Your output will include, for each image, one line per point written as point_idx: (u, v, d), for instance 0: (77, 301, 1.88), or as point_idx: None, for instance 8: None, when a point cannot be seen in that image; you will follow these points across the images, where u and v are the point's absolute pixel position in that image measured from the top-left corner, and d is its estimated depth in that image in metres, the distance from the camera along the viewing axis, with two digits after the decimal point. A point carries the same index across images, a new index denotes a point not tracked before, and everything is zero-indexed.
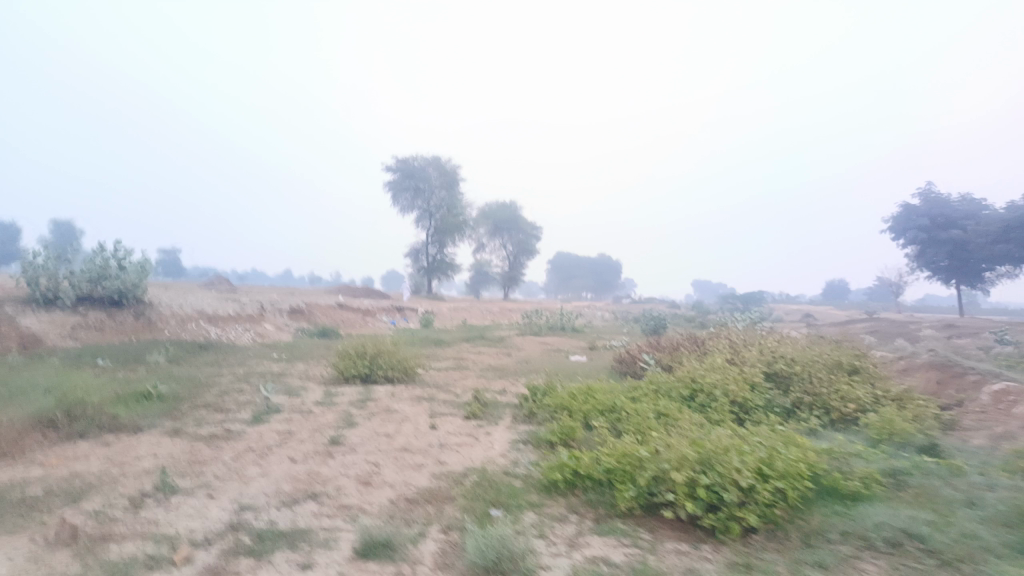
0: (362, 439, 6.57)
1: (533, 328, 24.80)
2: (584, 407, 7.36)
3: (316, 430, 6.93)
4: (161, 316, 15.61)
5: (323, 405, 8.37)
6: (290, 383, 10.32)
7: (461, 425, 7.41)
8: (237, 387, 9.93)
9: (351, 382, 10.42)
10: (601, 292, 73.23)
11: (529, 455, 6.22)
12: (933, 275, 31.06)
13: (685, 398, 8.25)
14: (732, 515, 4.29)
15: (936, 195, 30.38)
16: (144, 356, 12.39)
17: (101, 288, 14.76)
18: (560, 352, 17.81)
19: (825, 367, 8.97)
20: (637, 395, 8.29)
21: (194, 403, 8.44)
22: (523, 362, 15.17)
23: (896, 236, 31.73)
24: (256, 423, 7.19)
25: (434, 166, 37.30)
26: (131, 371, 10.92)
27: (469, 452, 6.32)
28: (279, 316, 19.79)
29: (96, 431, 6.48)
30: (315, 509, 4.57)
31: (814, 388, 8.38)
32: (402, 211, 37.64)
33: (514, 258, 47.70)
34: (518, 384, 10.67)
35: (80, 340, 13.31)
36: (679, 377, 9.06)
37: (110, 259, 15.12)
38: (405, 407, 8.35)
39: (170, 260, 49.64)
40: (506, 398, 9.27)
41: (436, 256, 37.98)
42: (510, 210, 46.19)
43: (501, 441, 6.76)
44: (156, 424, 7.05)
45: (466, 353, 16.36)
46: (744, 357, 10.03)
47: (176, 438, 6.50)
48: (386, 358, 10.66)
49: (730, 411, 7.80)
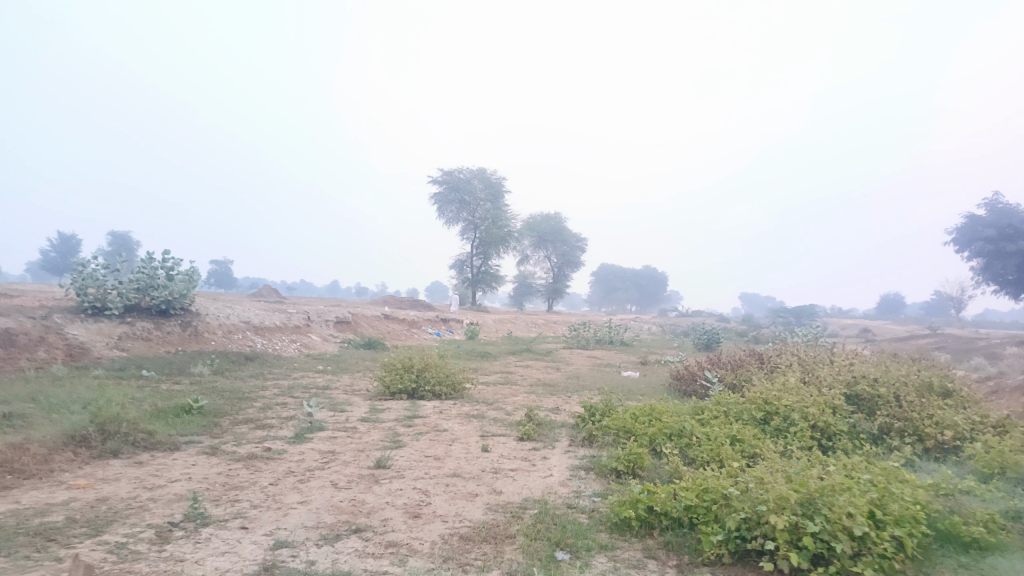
0: (410, 462, 6.06)
1: (580, 341, 24.14)
2: (649, 432, 6.77)
3: (360, 450, 6.45)
4: (208, 326, 15.46)
5: (368, 422, 7.90)
6: (334, 397, 9.90)
7: (514, 448, 6.85)
8: (280, 401, 9.56)
9: (397, 398, 9.95)
10: (646, 304, 72.01)
11: (592, 485, 5.63)
12: (1000, 289, 29.40)
13: (758, 421, 7.57)
14: (845, 569, 3.64)
15: (1003, 205, 28.71)
16: (188, 367, 12.17)
17: (148, 298, 14.69)
18: (610, 367, 17.13)
19: (913, 388, 8.17)
20: (706, 417, 7.63)
21: (235, 418, 8.08)
22: (573, 377, 14.56)
23: (959, 247, 30.21)
24: (297, 442, 6.74)
25: (479, 178, 37.14)
26: (174, 383, 10.67)
27: (527, 479, 5.75)
28: (324, 327, 19.55)
29: (131, 449, 6.12)
30: (358, 548, 4.04)
31: (903, 412, 7.59)
32: (446, 222, 37.52)
33: (558, 269, 47.13)
34: (573, 403, 10.05)
35: (126, 350, 13.19)
36: (749, 397, 8.36)
37: (158, 269, 15.04)
38: (454, 426, 7.82)
39: (221, 271, 50.43)
40: (562, 417, 8.67)
41: (480, 268, 37.61)
42: (555, 223, 45.68)
43: (560, 467, 6.18)
44: (194, 441, 6.66)
45: (514, 367, 15.79)
46: (818, 377, 9.26)
47: (213, 457, 6.08)
48: (433, 373, 10.19)
49: (811, 438, 7.08)
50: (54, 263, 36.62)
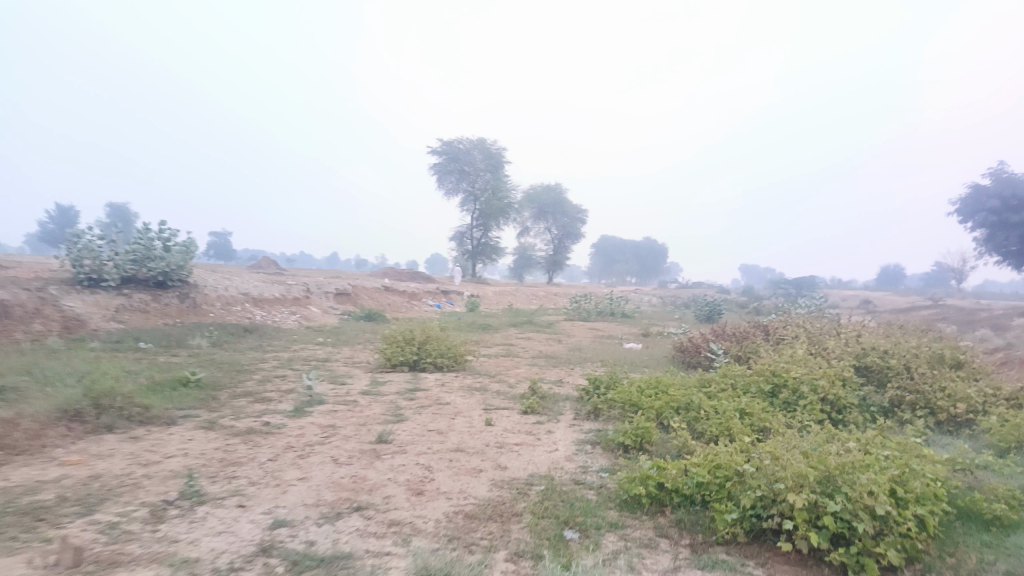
0: (412, 436, 5.91)
1: (581, 312, 23.98)
2: (656, 405, 6.63)
3: (361, 425, 6.30)
4: (206, 298, 15.28)
5: (369, 395, 7.75)
6: (335, 370, 9.76)
7: (519, 422, 6.70)
8: (280, 374, 9.41)
9: (398, 370, 9.81)
10: (646, 276, 71.82)
11: (600, 460, 5.49)
12: (1002, 259, 29.18)
13: (765, 394, 7.43)
14: (866, 549, 3.50)
15: (1009, 175, 28.36)
16: (186, 339, 12.01)
17: (145, 269, 14.50)
18: (612, 338, 16.99)
19: (924, 359, 8.00)
20: (712, 390, 7.49)
21: (233, 391, 7.93)
22: (575, 349, 14.40)
23: (963, 218, 29.92)
24: (297, 416, 6.59)
25: (479, 148, 36.67)
26: (171, 356, 10.52)
27: (532, 454, 5.61)
28: (324, 299, 19.37)
29: (126, 424, 5.97)
30: (360, 527, 3.89)
31: (915, 385, 7.44)
32: (446, 193, 37.15)
33: (559, 241, 46.87)
34: (577, 375, 9.91)
35: (123, 322, 13.03)
36: (756, 369, 8.20)
37: (154, 240, 14.83)
38: (456, 399, 7.67)
39: (220, 243, 50.13)
40: (566, 390, 8.53)
41: (480, 239, 37.33)
42: (555, 194, 45.29)
43: (566, 441, 6.04)
44: (192, 415, 6.52)
45: (515, 339, 15.64)
46: (826, 349, 9.10)
47: (210, 432, 5.94)
48: (435, 345, 10.03)
49: (821, 411, 6.95)
50: (51, 235, 36.38)
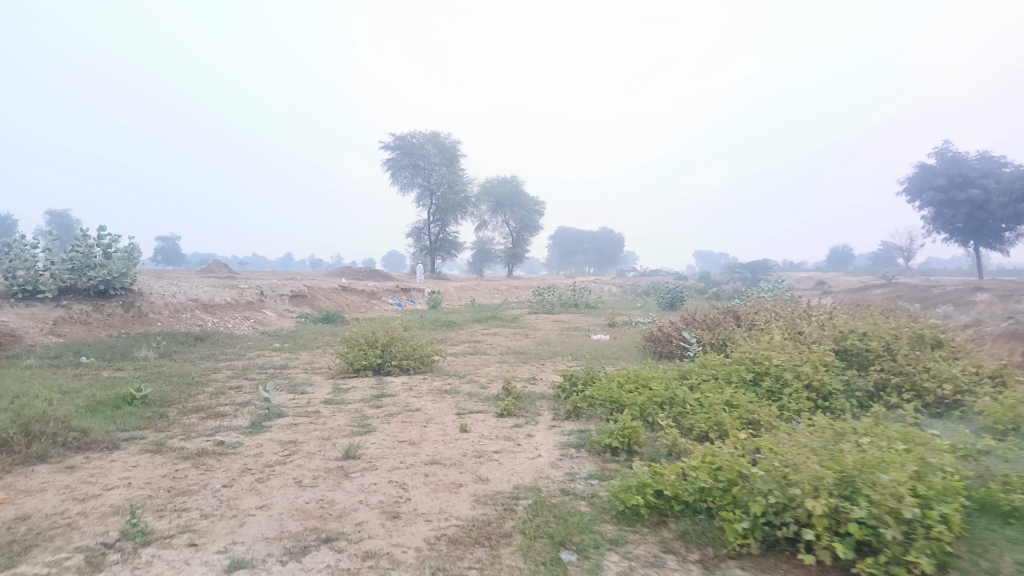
0: (382, 449, 5.44)
1: (545, 305, 23.64)
2: (639, 400, 6.29)
3: (325, 439, 5.80)
4: (153, 306, 14.46)
5: (332, 405, 7.23)
6: (294, 378, 9.19)
7: (495, 426, 6.28)
8: (234, 385, 8.82)
9: (362, 375, 9.29)
10: (604, 265, 72.07)
11: (587, 465, 5.11)
12: (950, 237, 29.79)
13: (748, 383, 7.17)
14: (895, 558, 3.19)
15: (953, 153, 28.99)
16: (132, 351, 11.27)
17: (85, 278, 13.65)
18: (579, 331, 16.68)
19: (905, 340, 7.83)
20: (693, 381, 7.19)
21: (183, 407, 7.34)
22: (543, 343, 14.05)
23: (911, 198, 30.47)
24: (254, 433, 6.06)
25: (432, 142, 36.03)
26: (115, 370, 9.81)
27: (514, 462, 5.19)
28: (279, 302, 18.64)
29: (61, 452, 5.37)
30: (330, 564, 3.42)
31: (899, 366, 7.25)
32: (401, 189, 36.44)
33: (517, 234, 46.51)
34: (549, 371, 9.53)
35: (63, 335, 12.20)
36: (735, 358, 7.94)
37: (94, 246, 13.97)
38: (426, 404, 7.22)
39: (167, 248, 48.52)
40: (541, 388, 8.14)
41: (438, 234, 36.71)
42: (511, 186, 44.92)
43: (548, 446, 5.63)
44: (137, 438, 5.93)
45: (481, 335, 15.21)
46: (803, 333, 8.90)
47: (157, 456, 5.38)
48: (399, 347, 9.54)
49: (807, 398, 6.70)
50: None
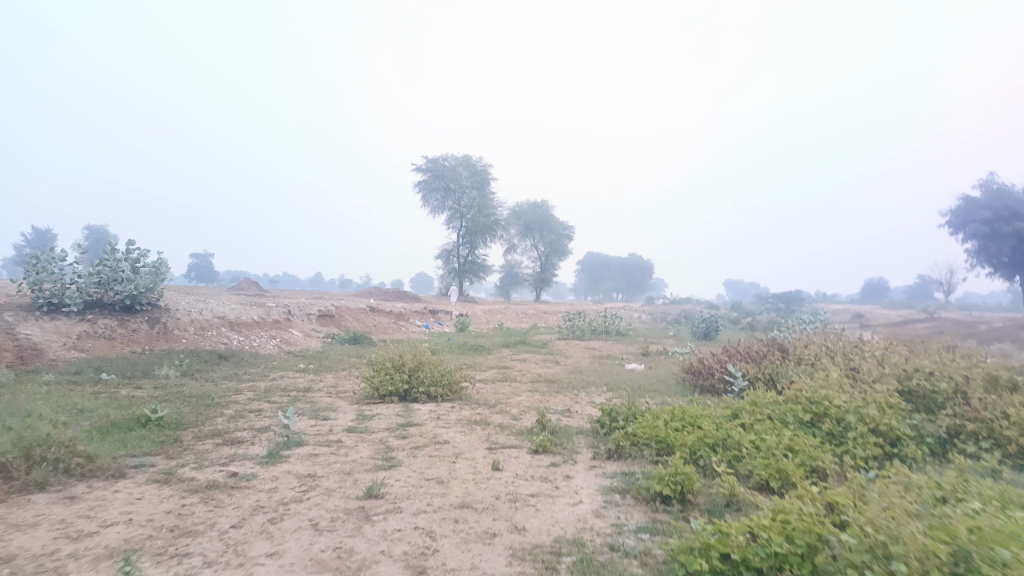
0: (407, 488, 4.94)
1: (575, 331, 23.04)
2: (689, 442, 5.75)
3: (346, 473, 5.33)
4: (178, 323, 14.22)
5: (355, 434, 6.78)
6: (317, 402, 8.76)
7: (530, 465, 5.77)
8: (255, 407, 8.42)
9: (387, 401, 8.84)
10: (633, 292, 71.32)
11: (636, 516, 4.58)
12: (993, 271, 28.79)
13: (805, 425, 6.59)
14: None
15: (998, 186, 27.96)
16: (153, 369, 10.98)
17: (111, 292, 13.42)
18: (611, 359, 16.06)
19: (978, 381, 7.14)
20: (745, 420, 6.63)
21: (199, 431, 6.94)
22: (575, 371, 13.48)
23: (954, 230, 29.40)
24: (270, 463, 5.62)
25: (464, 165, 36.00)
26: (135, 388, 9.48)
27: (553, 509, 4.66)
28: (306, 321, 18.35)
29: (63, 480, 4.97)
30: None
31: (975, 411, 6.57)
32: (431, 211, 36.28)
33: (546, 258, 46.08)
34: (585, 403, 8.98)
35: (85, 350, 11.97)
36: (789, 396, 7.34)
37: (122, 261, 13.77)
38: (455, 436, 6.73)
39: (201, 265, 48.94)
40: (578, 423, 7.60)
41: (467, 257, 36.36)
42: (542, 210, 44.63)
43: (590, 490, 5.11)
44: (145, 466, 5.53)
45: (510, 361, 14.71)
46: (860, 370, 8.25)
47: (164, 488, 4.95)
48: (427, 372, 9.08)
49: (875, 444, 6.09)
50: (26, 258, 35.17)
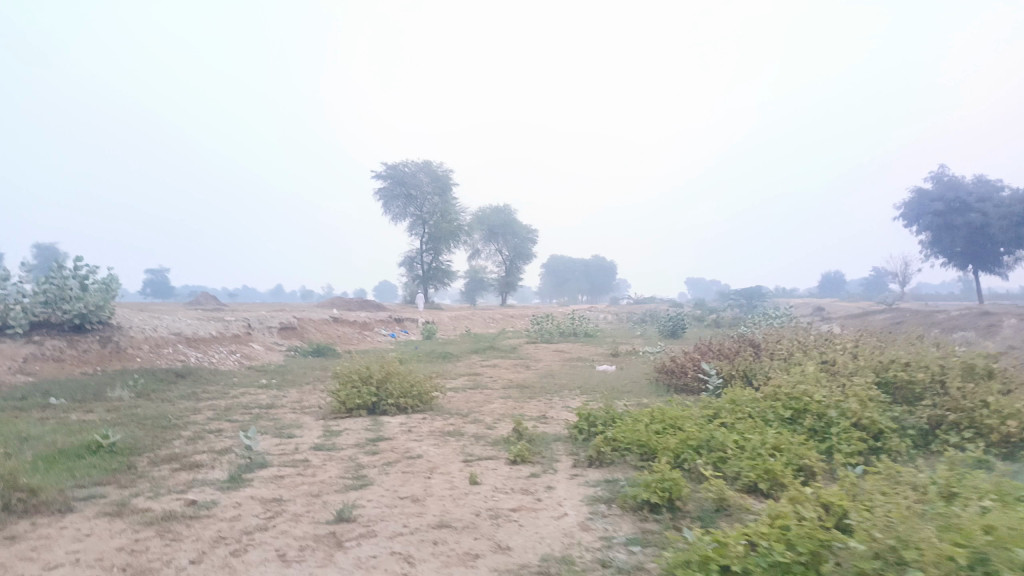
0: (381, 509, 4.64)
1: (543, 335, 22.83)
2: (672, 445, 5.55)
3: (314, 495, 5.01)
4: (132, 341, 13.63)
5: (322, 452, 6.44)
6: (281, 419, 8.38)
7: (509, 476, 5.51)
8: (215, 427, 8.01)
9: (355, 415, 8.50)
10: (597, 293, 71.62)
11: (623, 526, 4.36)
12: (947, 262, 29.39)
13: (786, 422, 6.45)
14: None
15: (949, 177, 28.60)
16: (106, 390, 10.44)
17: (60, 312, 12.79)
18: (582, 361, 15.89)
19: (955, 371, 7.09)
20: (726, 418, 6.47)
21: (155, 456, 6.53)
22: (546, 375, 13.26)
23: (909, 223, 29.98)
24: (232, 488, 5.27)
25: (425, 171, 35.60)
26: (86, 412, 8.97)
27: (537, 524, 4.41)
28: (267, 334, 17.81)
29: (2, 517, 4.56)
30: None
31: (955, 401, 6.51)
32: (393, 219, 35.79)
33: (510, 262, 45.88)
34: (560, 408, 8.76)
35: (32, 373, 11.36)
36: (767, 392, 7.20)
37: (70, 278, 13.15)
38: (429, 449, 6.44)
39: (156, 281, 47.66)
40: (554, 429, 7.36)
41: (431, 264, 35.94)
42: (505, 214, 44.43)
43: (573, 501, 4.87)
44: (96, 497, 5.12)
45: (479, 367, 14.42)
46: (835, 363, 8.17)
47: (116, 521, 4.57)
48: (396, 383, 8.77)
49: (858, 438, 5.98)
50: None
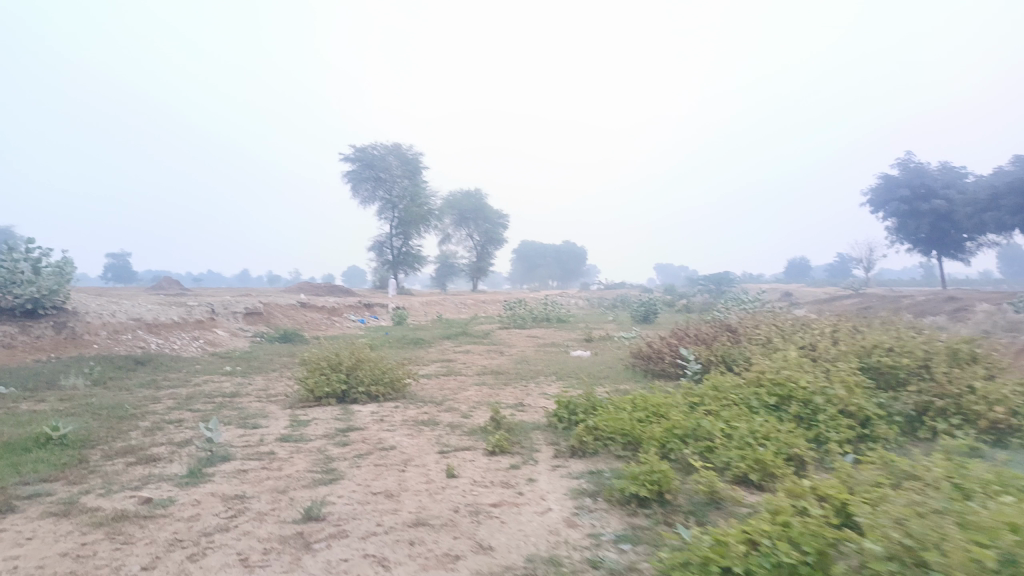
0: (353, 506, 4.34)
1: (516, 320, 22.58)
2: (657, 435, 5.32)
3: (280, 491, 4.68)
4: (88, 326, 13.03)
5: (289, 444, 6.09)
6: (246, 408, 7.99)
7: (488, 468, 5.24)
8: (175, 418, 7.59)
9: (324, 404, 8.15)
10: (567, 279, 71.63)
11: (612, 522, 4.12)
12: (912, 248, 29.70)
13: (772, 408, 6.27)
14: None
15: (914, 164, 28.92)
16: (59, 379, 9.91)
17: (10, 296, 12.13)
18: (556, 346, 15.66)
19: (940, 356, 6.97)
20: (710, 406, 6.27)
21: (109, 449, 6.13)
22: (520, 361, 12.98)
23: (875, 210, 30.26)
24: (192, 484, 4.92)
25: (395, 154, 35.01)
26: (37, 402, 8.47)
27: (520, 521, 4.14)
28: (232, 320, 17.26)
29: None
30: None
31: (943, 387, 6.37)
32: (362, 202, 35.18)
33: (481, 248, 45.49)
34: (537, 395, 8.49)
35: None
36: (750, 377, 7.01)
37: (21, 261, 12.50)
38: (402, 440, 6.13)
39: (117, 266, 46.33)
40: (532, 417, 7.10)
41: (401, 248, 35.38)
42: (475, 199, 43.97)
43: (557, 494, 4.61)
44: (41, 495, 4.73)
45: (452, 354, 14.11)
46: (818, 348, 8.01)
47: (62, 522, 4.19)
48: (367, 370, 8.42)
49: (847, 426, 5.82)
50: None
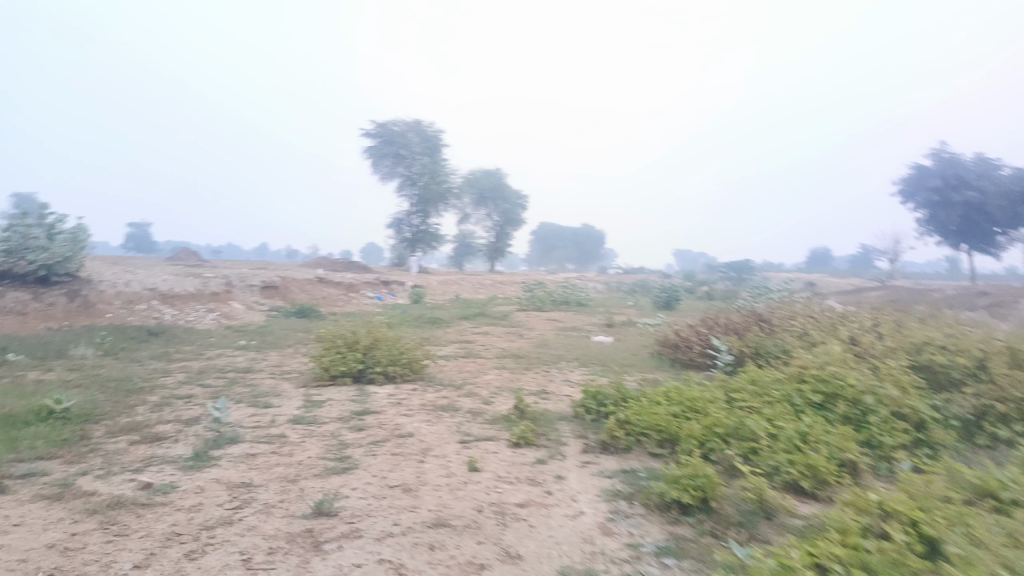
0: (367, 501, 3.98)
1: (534, 303, 22.13)
2: (697, 433, 4.91)
3: (289, 480, 4.34)
4: (102, 295, 12.79)
5: (301, 426, 5.75)
6: (258, 386, 7.67)
7: (512, 463, 4.87)
8: (185, 393, 7.29)
9: (339, 384, 7.81)
10: (585, 262, 71.01)
11: (652, 530, 3.73)
12: (941, 240, 28.77)
13: (817, 406, 5.83)
14: None
15: (948, 154, 27.93)
16: (69, 348, 9.66)
17: (23, 262, 11.92)
18: (576, 331, 15.23)
19: (999, 357, 6.46)
20: (750, 401, 5.85)
21: (112, 425, 5.82)
22: (540, 344, 12.58)
23: (905, 199, 29.34)
24: (196, 469, 4.59)
25: (415, 130, 34.31)
26: (45, 372, 8.21)
27: (549, 526, 3.76)
28: (247, 293, 16.99)
29: None
30: None
31: (1005, 390, 5.88)
32: (382, 178, 34.78)
33: (499, 228, 44.96)
34: (560, 383, 8.10)
35: None
36: (792, 371, 6.56)
37: (34, 226, 12.26)
38: (421, 427, 5.77)
39: (138, 236, 46.39)
40: (558, 407, 6.71)
41: (419, 226, 34.94)
42: (496, 178, 43.40)
43: (589, 496, 4.23)
44: (35, 476, 4.41)
45: (470, 335, 13.74)
46: (861, 344, 7.51)
47: (54, 508, 3.87)
48: (384, 350, 8.06)
49: (901, 430, 5.38)
50: None
